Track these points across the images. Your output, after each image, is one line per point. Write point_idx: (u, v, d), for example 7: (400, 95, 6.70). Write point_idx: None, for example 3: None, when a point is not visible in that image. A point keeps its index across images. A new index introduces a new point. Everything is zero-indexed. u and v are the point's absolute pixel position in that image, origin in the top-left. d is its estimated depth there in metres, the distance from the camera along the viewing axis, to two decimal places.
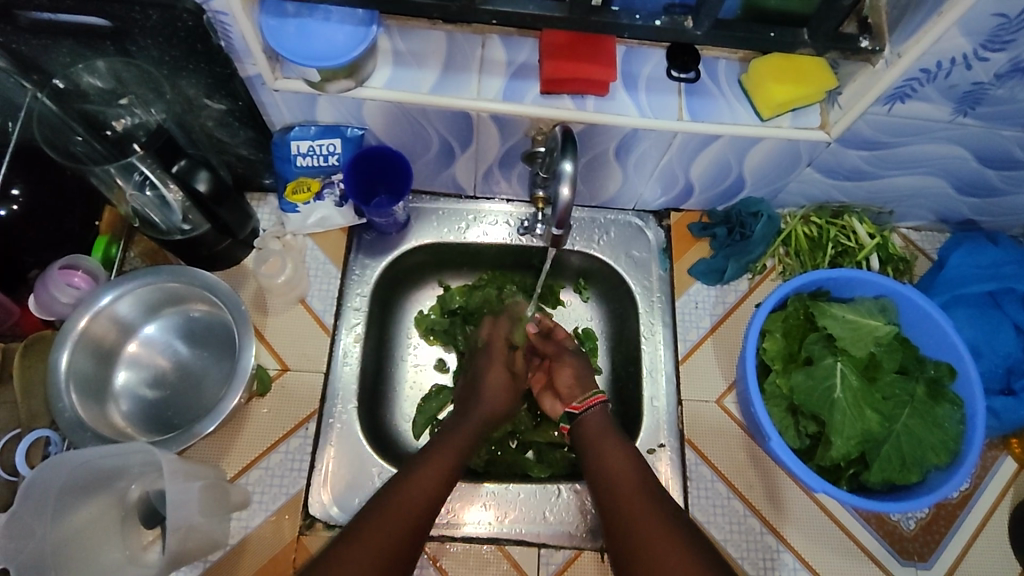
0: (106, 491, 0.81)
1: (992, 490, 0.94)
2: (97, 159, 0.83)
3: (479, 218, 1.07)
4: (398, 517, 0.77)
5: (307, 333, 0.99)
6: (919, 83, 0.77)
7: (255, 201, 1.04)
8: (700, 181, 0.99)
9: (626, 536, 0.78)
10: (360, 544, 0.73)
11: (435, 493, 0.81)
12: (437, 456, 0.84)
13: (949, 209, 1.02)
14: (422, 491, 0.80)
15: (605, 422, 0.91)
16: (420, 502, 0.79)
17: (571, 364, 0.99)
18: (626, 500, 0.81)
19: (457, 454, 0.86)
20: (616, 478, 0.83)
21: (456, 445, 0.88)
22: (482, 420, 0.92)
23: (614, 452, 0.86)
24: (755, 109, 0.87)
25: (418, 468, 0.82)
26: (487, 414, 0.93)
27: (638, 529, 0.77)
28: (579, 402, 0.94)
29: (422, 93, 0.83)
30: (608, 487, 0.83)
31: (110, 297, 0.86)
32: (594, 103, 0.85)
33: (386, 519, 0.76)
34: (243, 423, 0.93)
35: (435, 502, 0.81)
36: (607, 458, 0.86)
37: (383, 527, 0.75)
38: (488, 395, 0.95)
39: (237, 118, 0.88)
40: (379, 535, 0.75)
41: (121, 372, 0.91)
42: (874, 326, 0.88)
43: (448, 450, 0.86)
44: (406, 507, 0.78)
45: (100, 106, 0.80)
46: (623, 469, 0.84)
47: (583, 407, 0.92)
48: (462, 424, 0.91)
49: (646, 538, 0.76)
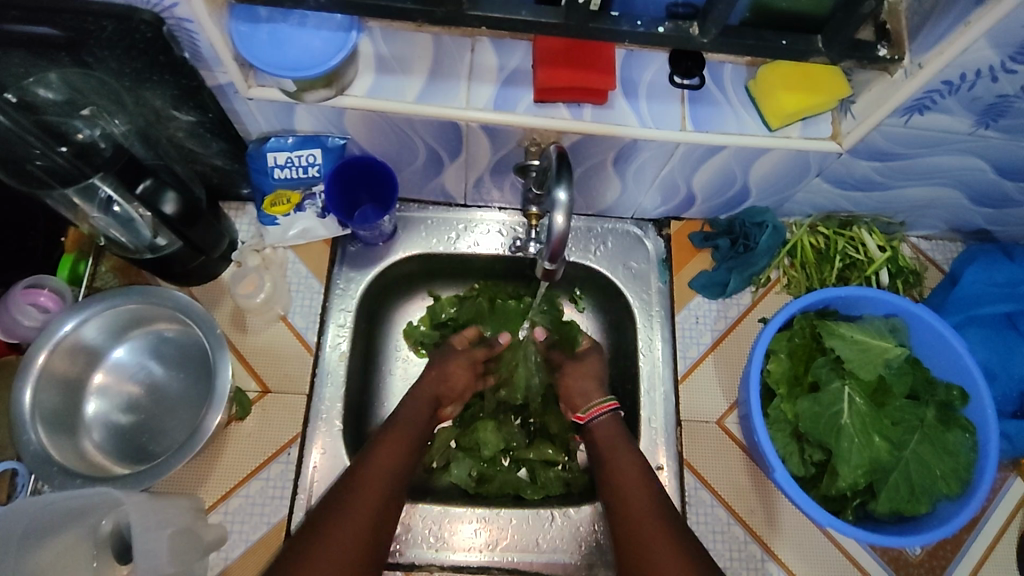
0: (77, 525, 0.74)
1: (1001, 514, 0.91)
2: (64, 180, 0.75)
3: (470, 228, 1.02)
4: (359, 513, 0.75)
5: (289, 352, 0.94)
6: (940, 95, 0.72)
7: (233, 211, 0.99)
8: (703, 191, 0.94)
9: (633, 555, 0.75)
10: (326, 546, 0.72)
11: (393, 483, 0.80)
12: (389, 442, 0.83)
13: (963, 219, 0.98)
14: (381, 483, 0.79)
15: (615, 428, 0.88)
16: (381, 494, 0.78)
17: (576, 368, 0.95)
18: (635, 516, 0.78)
19: (409, 440, 0.85)
20: (626, 492, 0.81)
21: (405, 428, 0.87)
22: (427, 400, 0.91)
23: (626, 464, 0.83)
24: (763, 119, 0.81)
25: (372, 458, 0.81)
26: (435, 395, 0.93)
27: (645, 546, 0.75)
28: (583, 411, 0.91)
29: (406, 102, 0.78)
30: (619, 502, 0.80)
31: (73, 323, 0.82)
32: (591, 112, 0.80)
33: (348, 516, 0.75)
34: (221, 449, 0.88)
35: (394, 493, 0.80)
36: (617, 469, 0.83)
37: (347, 525, 0.74)
38: (438, 378, 0.93)
39: (209, 131, 0.83)
40: (343, 533, 0.73)
41: (91, 402, 0.86)
42: (883, 348, 0.83)
43: (400, 437, 0.85)
44: (368, 502, 0.77)
45: (62, 118, 0.73)
46: (634, 483, 0.81)
47: (589, 416, 0.89)
48: (410, 408, 0.89)
49: (653, 556, 0.73)
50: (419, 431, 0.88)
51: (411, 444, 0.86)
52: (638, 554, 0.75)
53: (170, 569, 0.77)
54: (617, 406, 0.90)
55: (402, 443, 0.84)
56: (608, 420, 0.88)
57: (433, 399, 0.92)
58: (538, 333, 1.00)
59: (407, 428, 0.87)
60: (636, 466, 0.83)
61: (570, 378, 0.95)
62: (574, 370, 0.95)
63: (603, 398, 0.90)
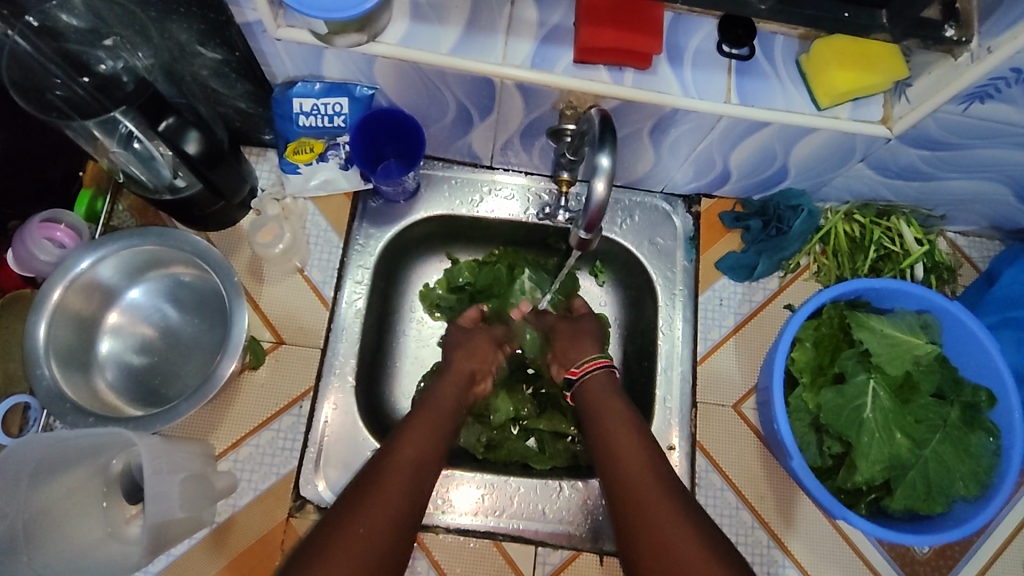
0: (87, 463, 0.76)
1: (1012, 518, 0.90)
2: (83, 112, 0.74)
3: (494, 191, 0.99)
4: (385, 500, 0.69)
5: (303, 305, 0.93)
6: (1004, 83, 0.67)
7: (254, 156, 0.97)
8: (739, 168, 0.91)
9: (638, 545, 0.68)
10: (365, 513, 0.67)
11: (421, 471, 0.75)
12: (423, 418, 0.81)
13: (1006, 217, 0.93)
14: (415, 462, 0.75)
15: (607, 387, 0.84)
16: (408, 482, 0.73)
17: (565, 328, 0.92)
18: (635, 501, 0.71)
19: (443, 420, 0.82)
20: (624, 468, 0.75)
21: (435, 416, 0.82)
22: (459, 381, 0.87)
23: (624, 437, 0.77)
24: (812, 96, 0.77)
25: (399, 444, 0.76)
26: (468, 373, 0.89)
27: (651, 527, 0.67)
28: (575, 367, 0.87)
29: (440, 54, 0.74)
30: (620, 480, 0.74)
31: (90, 260, 0.81)
32: (633, 77, 0.76)
33: (373, 504, 0.68)
34: (233, 397, 0.88)
35: (422, 481, 0.74)
36: (617, 453, 0.76)
37: (371, 512, 0.68)
38: (468, 357, 0.90)
39: (234, 70, 0.81)
40: (369, 522, 0.67)
41: (105, 340, 0.85)
42: (913, 343, 0.82)
43: (426, 423, 0.80)
44: (394, 489, 0.71)
45: (84, 47, 0.71)
46: (632, 456, 0.75)
47: (582, 370, 0.86)
48: (438, 396, 0.85)
49: (658, 538, 0.66)
50: (450, 421, 0.83)
51: (440, 430, 0.81)
52: (647, 539, 0.67)
53: (180, 512, 0.76)
54: (610, 364, 0.86)
55: (431, 431, 0.79)
56: (600, 378, 0.84)
57: (465, 385, 0.88)
58: (518, 311, 0.97)
59: (437, 416, 0.82)
60: (637, 442, 0.76)
61: (561, 335, 0.92)
62: (576, 329, 0.92)
63: (597, 355, 0.87)
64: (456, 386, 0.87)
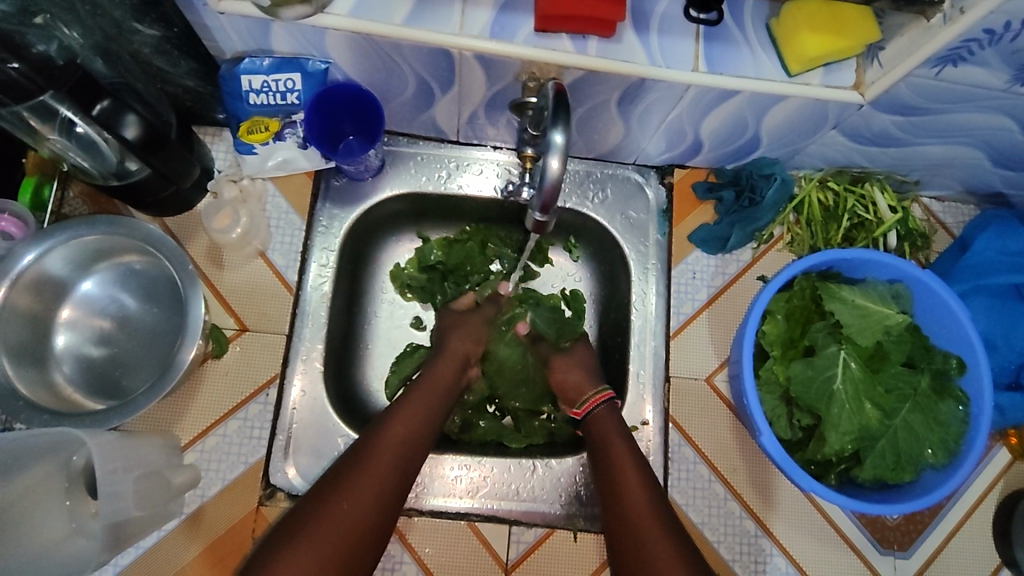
0: (49, 457, 0.75)
1: (982, 481, 0.91)
2: (18, 97, 0.66)
3: (462, 167, 0.96)
4: (361, 493, 0.68)
5: (267, 290, 0.90)
6: (978, 45, 0.65)
7: (209, 136, 0.93)
8: (711, 138, 0.88)
9: (628, 547, 0.70)
10: (337, 505, 0.67)
11: (399, 467, 0.73)
12: (412, 406, 0.79)
13: (981, 181, 0.92)
14: (395, 453, 0.73)
15: (613, 421, 0.83)
16: (390, 472, 0.72)
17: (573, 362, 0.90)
18: (636, 527, 0.70)
19: (433, 408, 0.80)
20: (623, 482, 0.75)
21: (425, 399, 0.81)
22: (453, 366, 0.86)
23: (623, 454, 0.78)
24: (782, 62, 0.75)
25: (382, 434, 0.75)
26: (461, 358, 0.87)
27: (641, 536, 0.69)
28: (580, 406, 0.86)
29: (394, 25, 0.71)
30: (617, 497, 0.75)
31: (34, 254, 0.78)
32: (597, 46, 0.73)
33: (348, 493, 0.68)
34: (196, 386, 0.86)
35: (405, 471, 0.73)
36: (619, 477, 0.76)
37: (345, 502, 0.67)
38: (464, 340, 0.89)
39: (176, 47, 0.77)
40: (340, 514, 0.66)
41: (60, 335, 0.83)
42: (884, 314, 0.81)
43: (416, 410, 0.79)
44: (374, 477, 0.70)
45: (15, 28, 0.64)
46: (619, 449, 0.79)
47: (585, 410, 0.85)
48: (431, 380, 0.83)
49: (648, 550, 0.68)
50: (439, 408, 0.81)
51: (428, 419, 0.79)
52: (638, 545, 0.69)
53: (136, 511, 0.75)
54: (613, 397, 0.85)
55: (418, 414, 0.78)
56: (606, 412, 0.83)
57: (459, 370, 0.86)
58: (520, 327, 0.93)
59: (427, 399, 0.81)
60: (621, 437, 0.80)
61: (561, 370, 0.90)
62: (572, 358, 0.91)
63: (599, 389, 0.85)
64: (449, 371, 0.85)
